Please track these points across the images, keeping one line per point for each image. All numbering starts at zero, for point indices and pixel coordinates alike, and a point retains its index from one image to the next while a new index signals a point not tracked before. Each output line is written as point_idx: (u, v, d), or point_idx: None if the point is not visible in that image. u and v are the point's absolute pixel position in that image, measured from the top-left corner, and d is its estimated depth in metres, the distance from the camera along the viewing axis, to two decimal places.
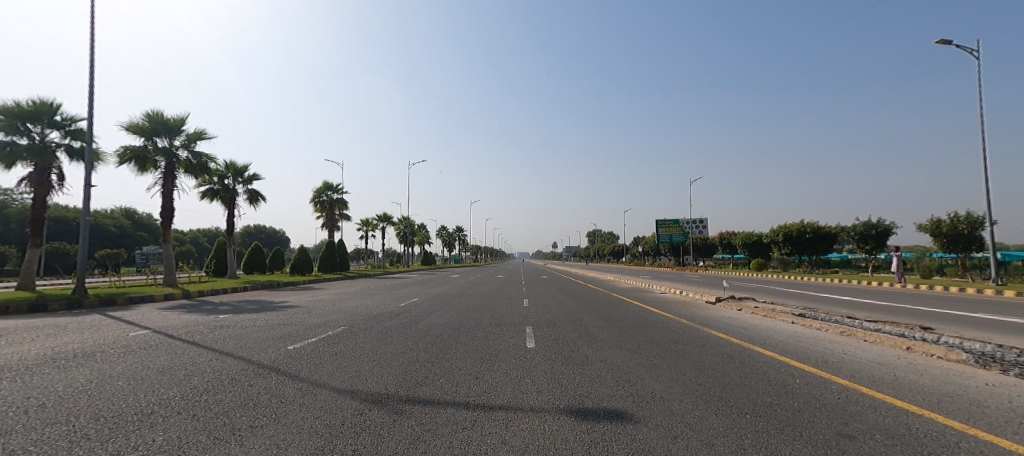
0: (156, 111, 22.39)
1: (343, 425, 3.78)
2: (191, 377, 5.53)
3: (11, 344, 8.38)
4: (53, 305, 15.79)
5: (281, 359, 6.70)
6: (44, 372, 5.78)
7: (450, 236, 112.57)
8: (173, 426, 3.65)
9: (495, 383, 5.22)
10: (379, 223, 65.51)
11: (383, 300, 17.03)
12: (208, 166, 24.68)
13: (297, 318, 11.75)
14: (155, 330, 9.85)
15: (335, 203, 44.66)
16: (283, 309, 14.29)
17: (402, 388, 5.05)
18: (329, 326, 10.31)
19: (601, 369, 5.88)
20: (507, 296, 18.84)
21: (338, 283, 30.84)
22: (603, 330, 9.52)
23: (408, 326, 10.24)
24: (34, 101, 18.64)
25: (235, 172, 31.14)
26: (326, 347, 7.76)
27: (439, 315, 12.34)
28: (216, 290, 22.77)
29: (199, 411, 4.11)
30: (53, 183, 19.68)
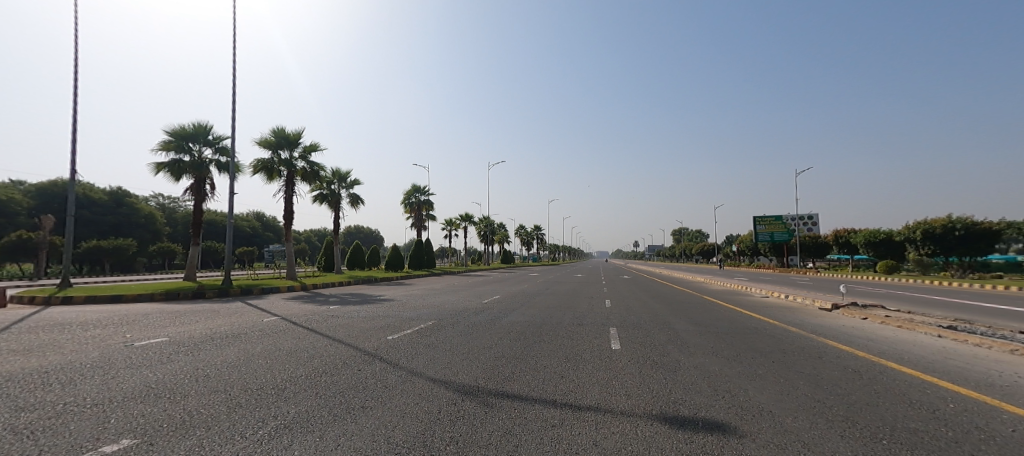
0: (280, 127, 25.59)
1: (439, 411, 4.03)
2: (312, 359, 6.24)
3: (180, 326, 10.21)
4: (208, 292, 18.92)
5: (384, 348, 7.25)
6: (203, 350, 6.88)
7: (530, 235, 113.30)
8: (302, 401, 4.17)
9: (583, 383, 5.14)
10: (462, 223, 67.82)
11: (467, 297, 17.68)
12: (320, 174, 27.66)
13: (395, 310, 12.71)
14: (281, 317, 11.28)
15: (423, 204, 47.08)
16: (382, 302, 15.48)
17: (491, 382, 5.20)
18: (421, 319, 10.98)
19: (698, 377, 5.52)
20: (590, 295, 18.44)
21: (430, 280, 32.66)
22: (695, 335, 8.94)
23: (493, 322, 10.54)
24: (193, 124, 22.41)
25: (339, 178, 34.52)
26: (421, 338, 8.24)
27: (521, 312, 12.55)
28: (327, 284, 25.44)
29: (319, 390, 4.61)
30: (207, 192, 23.43)
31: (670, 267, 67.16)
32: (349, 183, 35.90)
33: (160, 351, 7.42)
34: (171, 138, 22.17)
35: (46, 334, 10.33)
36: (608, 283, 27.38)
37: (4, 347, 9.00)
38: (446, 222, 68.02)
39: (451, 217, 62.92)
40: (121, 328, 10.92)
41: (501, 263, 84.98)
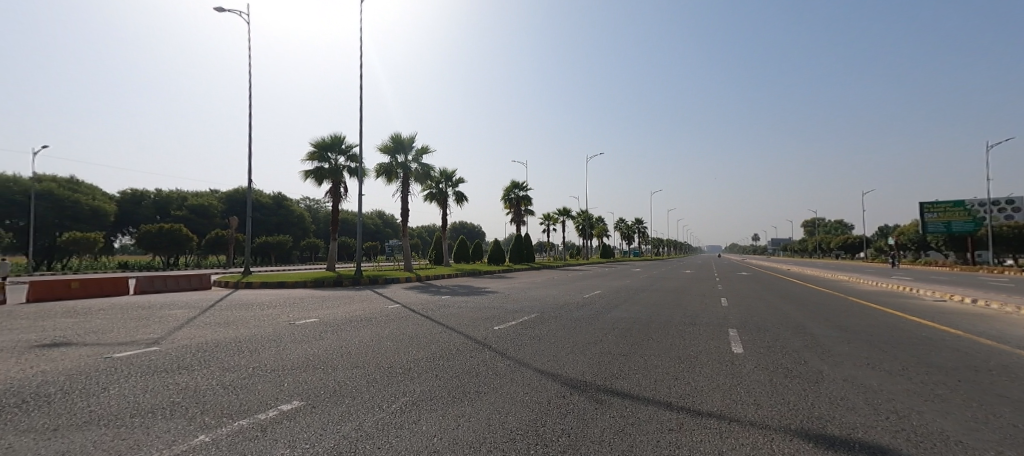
0: (397, 133, 27.99)
1: (548, 402, 4.11)
2: (429, 344, 6.74)
3: (322, 310, 11.77)
4: (344, 281, 21.53)
5: (494, 337, 7.57)
6: (340, 332, 7.87)
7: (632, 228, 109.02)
8: (423, 383, 4.57)
9: (701, 387, 4.80)
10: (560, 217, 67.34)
11: (570, 290, 17.63)
12: (431, 174, 29.68)
13: (500, 302, 13.18)
14: (402, 305, 12.39)
15: (521, 200, 47.84)
16: (488, 294, 16.17)
17: (600, 378, 5.12)
18: (525, 311, 11.22)
19: (847, 391, 4.80)
20: (702, 293, 17.13)
21: (533, 274, 33.23)
22: (836, 342, 7.78)
23: (597, 317, 10.34)
24: (330, 136, 25.61)
25: (446, 177, 36.57)
26: (528, 330, 8.43)
27: (627, 308, 12.13)
28: (439, 275, 27.28)
29: (437, 372, 4.99)
30: (342, 195, 26.62)
31: (800, 263, 59.58)
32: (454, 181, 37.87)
33: (311, 330, 8.67)
34: (314, 149, 25.57)
35: (230, 312, 12.70)
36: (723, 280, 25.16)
37: (204, 321, 11.27)
38: (544, 216, 68.47)
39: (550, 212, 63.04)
40: (279, 310, 12.96)
41: (601, 257, 83.09)
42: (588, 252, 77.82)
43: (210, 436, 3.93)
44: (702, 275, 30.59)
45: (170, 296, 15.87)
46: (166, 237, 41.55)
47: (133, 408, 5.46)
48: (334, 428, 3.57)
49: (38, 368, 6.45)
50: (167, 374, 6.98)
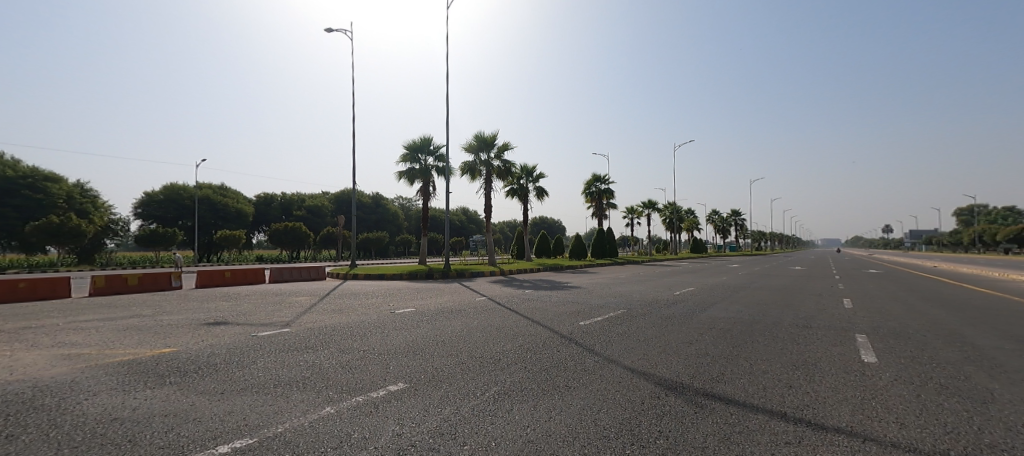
0: (480, 132, 28.86)
1: (642, 401, 4.07)
2: (517, 337, 6.96)
3: (416, 301, 12.65)
4: (434, 274, 22.85)
5: (583, 332, 7.60)
6: (434, 321, 8.42)
7: (726, 221, 101.31)
8: (514, 374, 4.78)
9: (814, 397, 4.44)
10: (646, 210, 64.65)
11: (659, 287, 16.98)
12: (512, 170, 30.21)
13: (585, 297, 13.12)
14: (488, 298, 12.88)
15: (604, 193, 46.78)
16: (574, 288, 16.17)
17: (697, 380, 4.94)
18: (611, 307, 11.07)
19: (1008, 415, 4.12)
20: (815, 292, 15.46)
21: (618, 269, 32.47)
22: (989, 356, 6.64)
23: (688, 315, 9.90)
24: (419, 138, 27.18)
25: (527, 173, 36.97)
26: (617, 326, 8.33)
27: (722, 307, 11.41)
28: (523, 270, 27.79)
29: (528, 364, 5.17)
30: (430, 193, 28.15)
31: (938, 260, 51.13)
32: (536, 177, 38.11)
33: (411, 318, 9.40)
34: (406, 151, 27.34)
35: (340, 301, 14.16)
36: (840, 278, 22.44)
37: (322, 308, 12.72)
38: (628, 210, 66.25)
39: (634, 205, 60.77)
40: (380, 300, 14.16)
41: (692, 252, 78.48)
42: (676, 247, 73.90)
43: (333, 408, 4.50)
44: (813, 272, 27.57)
45: (290, 285, 18.08)
46: (288, 234, 47.24)
47: (273, 379, 6.40)
48: (436, 409, 3.89)
49: (204, 342, 7.80)
50: (296, 352, 8.04)
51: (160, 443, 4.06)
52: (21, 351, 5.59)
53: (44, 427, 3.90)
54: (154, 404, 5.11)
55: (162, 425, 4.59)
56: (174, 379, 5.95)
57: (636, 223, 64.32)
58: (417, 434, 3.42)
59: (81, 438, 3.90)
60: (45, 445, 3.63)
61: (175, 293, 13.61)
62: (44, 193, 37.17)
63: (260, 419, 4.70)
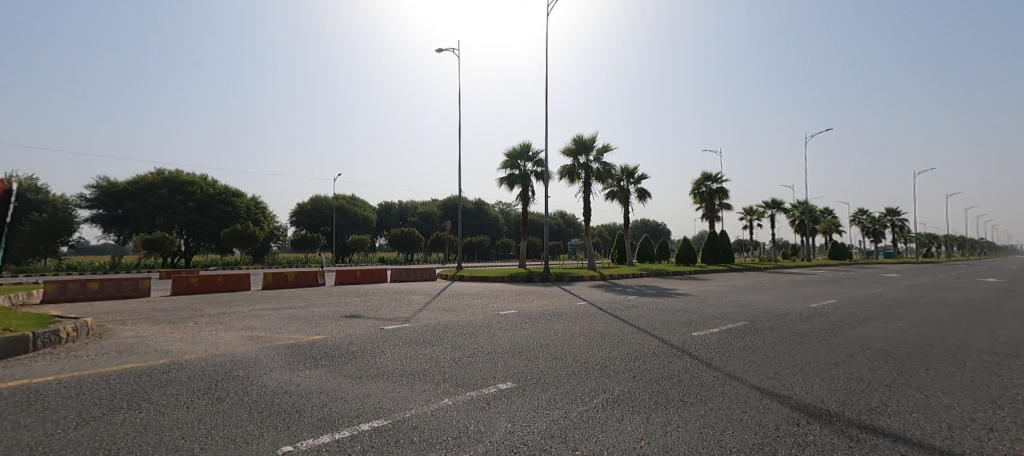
0: (579, 135, 28.76)
1: (779, 427, 3.78)
2: (624, 344, 6.86)
3: (519, 303, 13.03)
4: (534, 278, 23.29)
5: (696, 343, 7.19)
6: (538, 324, 8.65)
7: (874, 222, 86.78)
8: (621, 381, 4.81)
9: (1000, 440, 3.74)
10: (767, 210, 58.37)
11: (787, 298, 15.23)
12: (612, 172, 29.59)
13: (696, 306, 12.37)
14: (590, 303, 12.79)
15: (715, 193, 43.48)
16: (685, 296, 15.26)
17: (840, 406, 4.44)
18: (728, 318, 10.30)
19: None
20: (1009, 312, 12.52)
21: (733, 276, 29.91)
22: None
23: (821, 331, 8.82)
24: (518, 144, 27.95)
25: (628, 174, 35.88)
26: (736, 340, 7.72)
27: (866, 324, 9.94)
28: (625, 275, 27.00)
29: (637, 374, 5.10)
30: (529, 198, 28.75)
31: None
32: (637, 178, 36.81)
33: (518, 320, 9.73)
34: (506, 157, 28.27)
35: (448, 300, 15.14)
36: None
37: (436, 306, 13.72)
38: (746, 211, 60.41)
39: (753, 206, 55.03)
40: (485, 301, 14.83)
41: (827, 258, 68.71)
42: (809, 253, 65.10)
43: (449, 401, 4.87)
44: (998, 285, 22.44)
45: (405, 284, 19.77)
46: (403, 239, 51.66)
47: (399, 369, 7.14)
48: (549, 409, 4.02)
49: (343, 332, 8.94)
50: (416, 346, 8.83)
51: (317, 416, 4.82)
52: (218, 331, 6.98)
53: (239, 393, 4.86)
54: (308, 381, 6.04)
55: (317, 401, 5.41)
56: (324, 362, 6.96)
57: (757, 226, 58.28)
58: (536, 431, 3.61)
59: (262, 405, 4.78)
60: (237, 407, 4.51)
61: (317, 289, 15.78)
62: (233, 206, 45.03)
63: (392, 403, 5.33)
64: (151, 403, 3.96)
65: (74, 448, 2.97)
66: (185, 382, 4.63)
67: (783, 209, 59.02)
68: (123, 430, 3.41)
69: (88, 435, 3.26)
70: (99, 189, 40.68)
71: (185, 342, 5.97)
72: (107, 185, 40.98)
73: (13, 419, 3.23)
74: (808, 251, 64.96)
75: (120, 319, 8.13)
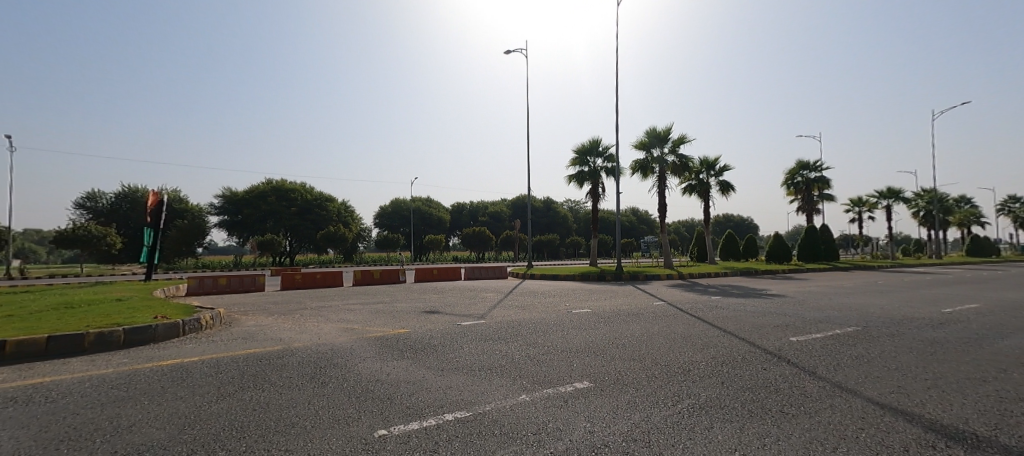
0: (652, 128, 27.77)
1: (908, 450, 3.17)
2: (709, 347, 6.57)
3: (595, 302, 12.91)
4: (608, 276, 22.91)
5: (789, 348, 6.71)
6: (616, 324, 8.54)
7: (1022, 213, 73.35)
8: (712, 390, 4.44)
9: None
10: (881, 201, 51.64)
11: (908, 302, 13.43)
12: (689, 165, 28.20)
13: (791, 309, 11.42)
14: (670, 303, 12.35)
15: (814, 182, 39.51)
16: (776, 298, 14.13)
17: (972, 421, 3.86)
18: (832, 322, 9.38)
19: None
20: None
21: (833, 275, 27.12)
22: None
23: (952, 341, 7.70)
24: (588, 140, 27.65)
25: (708, 166, 34.00)
26: (838, 346, 7.06)
27: (1012, 334, 8.49)
28: (707, 274, 25.59)
29: (728, 381, 4.73)
30: (599, 194, 28.31)
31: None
32: (719, 170, 34.67)
33: (592, 319, 9.68)
34: (576, 154, 28.07)
35: (522, 298, 15.38)
36: None
37: (510, 304, 14.01)
38: (855, 203, 53.79)
39: (861, 197, 48.94)
40: (559, 299, 14.85)
41: (961, 256, 59.09)
42: (937, 249, 56.37)
43: (527, 397, 5.05)
44: None
45: (481, 282, 20.37)
46: (475, 238, 53.15)
47: (478, 363, 7.46)
48: (628, 411, 3.98)
49: (425, 327, 9.49)
50: (493, 343, 9.11)
51: (406, 404, 5.19)
52: (320, 323, 7.80)
53: (340, 380, 5.38)
54: (397, 371, 6.54)
55: (405, 390, 5.84)
56: (410, 354, 7.47)
57: (868, 219, 51.61)
58: (614, 432, 3.60)
59: (359, 391, 5.26)
60: (339, 391, 5.04)
61: (400, 286, 16.80)
62: (326, 210, 49.33)
63: (473, 396, 5.57)
64: (270, 384, 4.54)
65: (213, 418, 3.49)
66: (295, 367, 5.24)
67: (902, 199, 51.82)
68: (251, 405, 3.96)
69: (224, 407, 3.81)
70: (223, 198, 46.96)
71: (294, 331, 6.75)
72: (229, 194, 47.16)
73: (170, 391, 3.89)
74: (936, 247, 56.24)
75: (240, 310, 9.34)
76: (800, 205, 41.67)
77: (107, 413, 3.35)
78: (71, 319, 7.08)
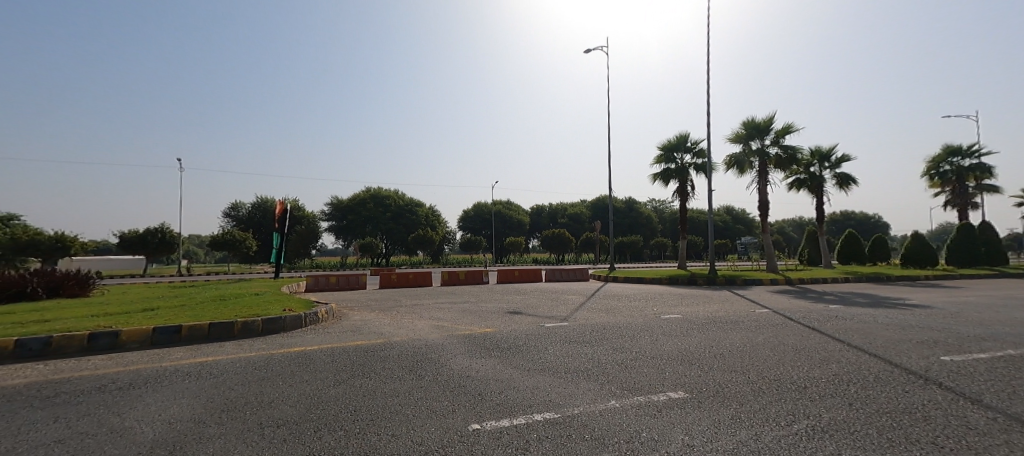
0: (750, 118, 25.77)
1: None
2: (822, 358, 5.93)
3: (689, 308, 12.24)
4: (700, 280, 21.66)
5: (927, 366, 5.82)
6: (713, 331, 8.06)
7: None
8: (834, 407, 3.90)
9: None
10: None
11: None
12: (795, 157, 25.70)
13: (935, 322, 9.81)
14: (776, 311, 11.31)
15: (968, 171, 33.50)
16: (908, 308, 12.29)
17: None
18: (998, 341, 7.87)
19: None
20: None
21: (986, 283, 22.87)
22: None
23: None
24: (675, 136, 26.43)
25: (820, 157, 30.65)
26: (997, 368, 5.96)
27: None
28: (821, 279, 22.98)
29: (852, 398, 4.13)
30: (688, 192, 26.86)
31: None
32: (835, 161, 31.01)
33: (682, 326, 9.24)
34: (662, 151, 26.93)
35: (608, 301, 15.05)
36: None
37: (594, 307, 13.82)
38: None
39: None
40: (649, 303, 14.26)
41: None
42: None
43: (617, 404, 4.98)
44: None
45: (567, 284, 20.28)
46: (555, 240, 53.08)
47: (565, 366, 7.49)
48: (732, 427, 3.73)
49: (510, 327, 9.72)
50: (580, 346, 9.05)
51: (496, 401, 5.38)
52: (414, 319, 8.37)
53: (435, 375, 5.73)
54: (486, 369, 6.81)
55: (495, 387, 6.07)
56: (497, 353, 7.72)
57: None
58: (710, 446, 3.42)
59: (453, 386, 5.56)
60: (434, 385, 5.35)
61: (487, 287, 17.30)
62: (417, 214, 52.46)
63: (561, 398, 5.62)
64: (375, 375, 4.95)
65: (329, 401, 3.90)
66: (397, 361, 5.66)
67: None
68: (361, 392, 4.38)
69: (338, 390, 4.25)
70: (332, 206, 52.17)
71: (393, 326, 7.33)
72: (336, 202, 52.32)
73: (296, 375, 4.44)
74: None
75: (347, 306, 10.31)
76: (950, 199, 35.48)
77: (252, 390, 3.91)
78: (221, 309, 8.43)
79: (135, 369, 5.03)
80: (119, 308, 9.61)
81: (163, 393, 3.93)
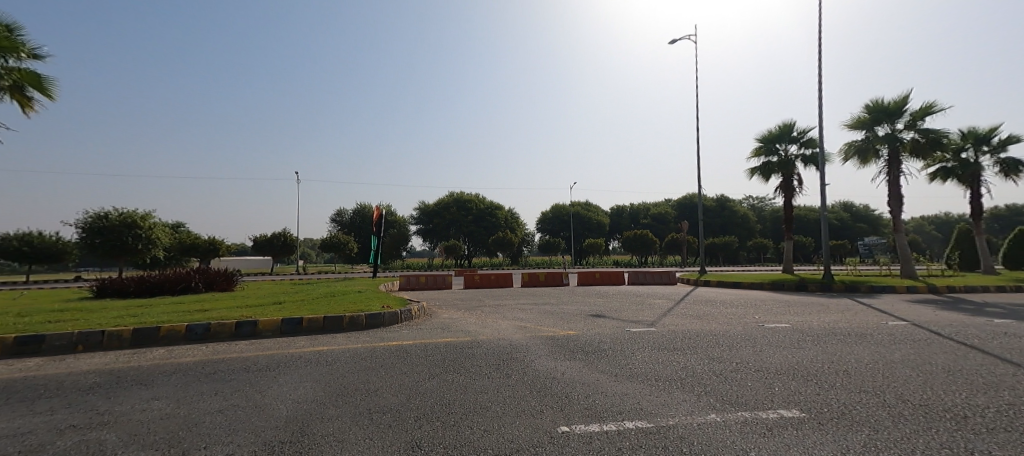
0: (876, 100, 22.76)
1: None
2: (978, 381, 4.98)
3: (802, 317, 11.02)
4: (812, 286, 19.53)
5: None
6: (834, 344, 7.16)
7: None
8: (1009, 444, 3.21)
9: None
10: None
11: None
12: (934, 141, 22.23)
13: None
14: (914, 324, 9.77)
15: None
16: None
17: None
18: None
19: None
20: None
21: None
22: None
23: None
24: (778, 125, 24.18)
25: (976, 140, 25.86)
26: None
27: None
28: (975, 287, 19.43)
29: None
30: (795, 187, 24.39)
31: None
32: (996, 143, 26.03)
33: (790, 337, 8.34)
34: (761, 143, 24.79)
35: (701, 307, 14.10)
36: None
37: (687, 313, 13.02)
38: None
39: None
40: (752, 311, 13.07)
41: None
42: None
43: (718, 418, 4.57)
44: None
45: (657, 288, 19.35)
46: (637, 241, 51.15)
47: (656, 373, 7.11)
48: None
49: (595, 330, 9.46)
50: (672, 353, 8.54)
51: (584, 405, 5.22)
52: (499, 319, 8.50)
53: (523, 375, 5.72)
54: (572, 371, 6.69)
55: (582, 391, 5.92)
56: (583, 356, 7.55)
57: None
58: None
59: (539, 387, 5.50)
60: (521, 385, 5.33)
61: (571, 289, 17.10)
62: (498, 216, 53.57)
63: (653, 407, 5.32)
64: (465, 372, 5.05)
65: (428, 394, 4.03)
66: (485, 359, 5.74)
67: None
68: (455, 387, 4.48)
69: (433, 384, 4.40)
70: (420, 210, 55.26)
71: (479, 325, 7.47)
72: (423, 207, 55.38)
73: (396, 367, 4.67)
74: None
75: (438, 305, 10.75)
76: None
77: (360, 379, 4.17)
78: (331, 304, 9.24)
79: (264, 354, 5.66)
80: (253, 301, 10.98)
81: (289, 377, 4.35)
